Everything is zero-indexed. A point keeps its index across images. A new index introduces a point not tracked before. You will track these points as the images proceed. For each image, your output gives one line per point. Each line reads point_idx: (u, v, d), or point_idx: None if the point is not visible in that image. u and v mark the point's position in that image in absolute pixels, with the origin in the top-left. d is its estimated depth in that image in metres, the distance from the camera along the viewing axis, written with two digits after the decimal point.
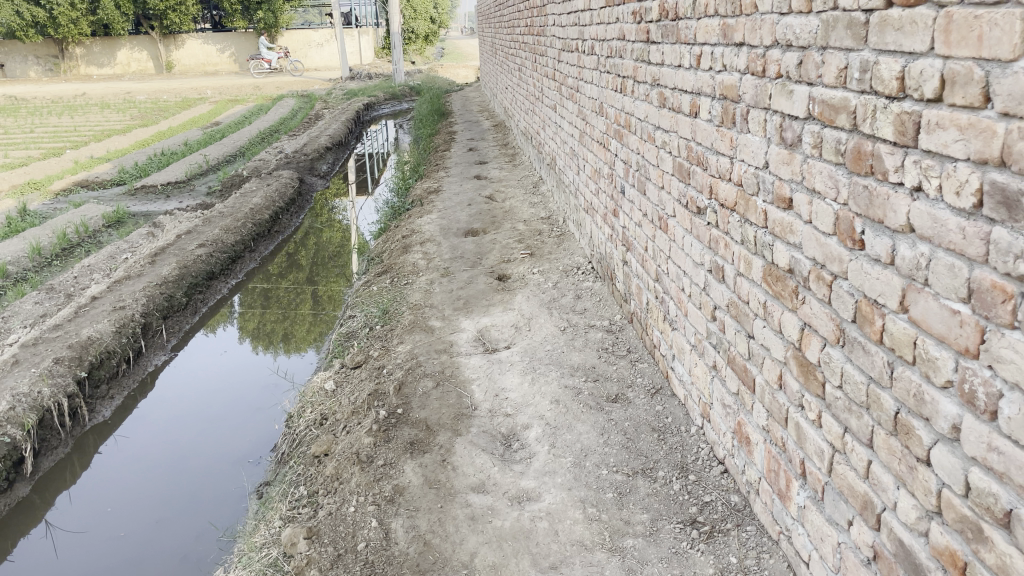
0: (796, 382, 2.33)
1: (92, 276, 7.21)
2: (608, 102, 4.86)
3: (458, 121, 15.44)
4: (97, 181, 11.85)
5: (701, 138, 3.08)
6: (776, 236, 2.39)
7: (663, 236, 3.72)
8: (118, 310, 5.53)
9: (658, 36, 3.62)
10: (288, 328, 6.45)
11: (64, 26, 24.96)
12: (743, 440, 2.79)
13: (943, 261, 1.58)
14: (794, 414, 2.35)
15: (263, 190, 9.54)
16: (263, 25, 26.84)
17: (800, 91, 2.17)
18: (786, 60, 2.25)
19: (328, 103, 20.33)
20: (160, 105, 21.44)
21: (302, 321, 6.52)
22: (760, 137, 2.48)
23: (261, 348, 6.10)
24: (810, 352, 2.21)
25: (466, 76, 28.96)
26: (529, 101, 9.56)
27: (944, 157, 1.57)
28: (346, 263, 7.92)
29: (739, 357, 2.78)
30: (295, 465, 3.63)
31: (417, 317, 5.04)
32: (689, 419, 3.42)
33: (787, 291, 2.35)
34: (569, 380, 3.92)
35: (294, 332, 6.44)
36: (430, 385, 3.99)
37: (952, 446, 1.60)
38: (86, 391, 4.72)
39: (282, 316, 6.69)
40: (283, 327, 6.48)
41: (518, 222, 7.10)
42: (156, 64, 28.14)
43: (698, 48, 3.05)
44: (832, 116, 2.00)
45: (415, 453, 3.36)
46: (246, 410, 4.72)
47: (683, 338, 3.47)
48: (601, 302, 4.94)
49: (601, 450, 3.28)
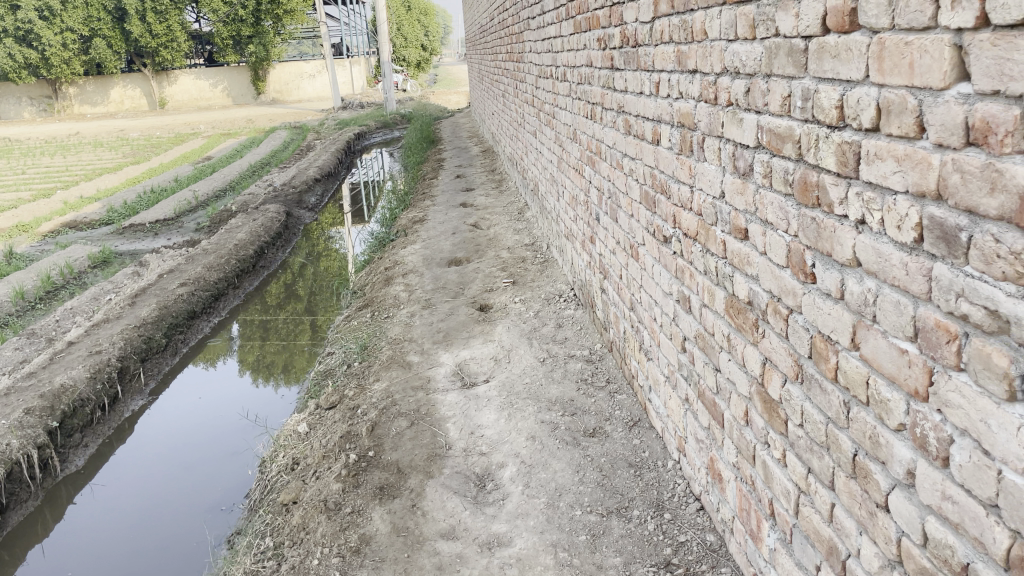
0: (760, 419, 2.25)
1: (74, 319, 7.15)
2: (580, 129, 4.81)
3: (448, 148, 15.44)
4: (86, 221, 11.83)
5: (663, 165, 3.01)
6: (735, 267, 2.31)
7: (635, 264, 3.65)
8: (93, 355, 5.46)
9: (622, 62, 3.57)
10: (289, 359, 6.47)
11: (56, 66, 25.12)
12: (716, 476, 2.69)
13: (890, 297, 1.50)
14: (760, 451, 2.26)
15: (249, 225, 9.50)
16: (254, 59, 27.01)
17: (749, 119, 2.11)
18: (735, 87, 2.19)
19: (319, 134, 20.37)
20: (152, 141, 21.51)
21: (300, 352, 6.52)
22: (716, 166, 2.41)
23: (262, 379, 6.16)
24: (772, 388, 2.13)
25: (458, 102, 29.12)
26: (512, 127, 9.55)
27: (884, 189, 1.49)
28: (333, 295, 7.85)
29: (708, 390, 2.69)
30: (265, 514, 3.54)
31: (396, 352, 4.96)
32: (666, 452, 3.33)
33: (748, 324, 2.27)
34: (546, 414, 3.83)
35: (293, 361, 6.46)
36: (404, 424, 3.90)
37: (909, 493, 1.52)
38: (58, 440, 4.63)
39: (282, 346, 6.75)
40: (283, 359, 6.50)
41: (502, 250, 7.04)
42: (149, 100, 28.27)
43: (656, 75, 3.00)
44: (779, 145, 1.93)
45: (384, 498, 3.26)
46: (220, 455, 4.63)
47: (658, 369, 3.39)
48: (582, 331, 4.86)
49: (576, 488, 3.19)
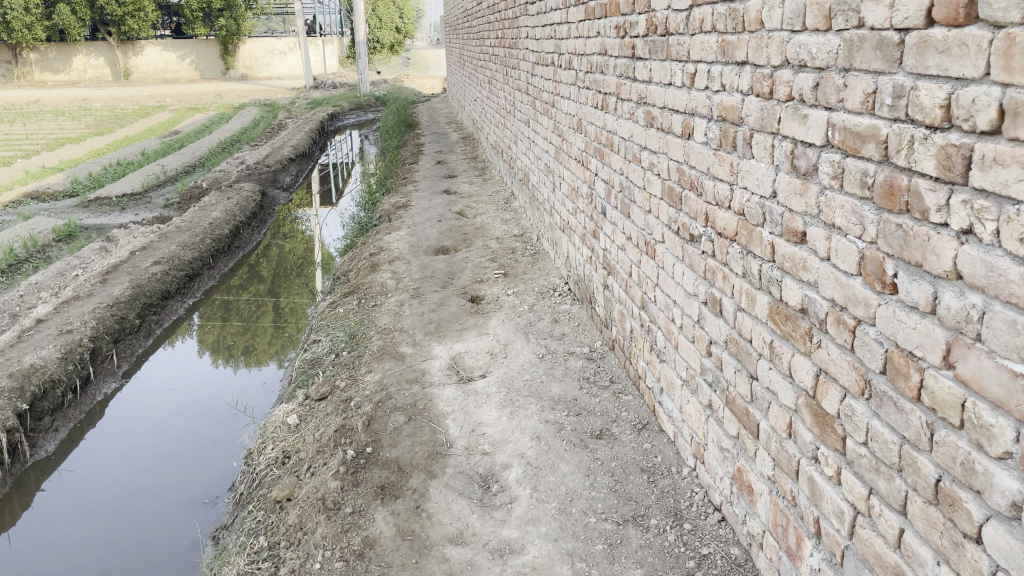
0: (808, 432, 2.14)
1: (39, 295, 6.83)
2: (587, 119, 4.66)
3: (426, 133, 15.17)
4: (49, 193, 11.37)
5: (694, 161, 2.88)
6: (785, 271, 2.20)
7: (650, 262, 3.52)
8: (64, 334, 5.18)
9: (645, 51, 3.43)
10: (250, 341, 6.33)
11: (17, 31, 24.19)
12: (744, 488, 2.58)
13: (1003, 315, 1.39)
14: (806, 467, 2.15)
15: (223, 203, 9.20)
16: (225, 33, 26.35)
17: (816, 115, 1.98)
18: (799, 81, 2.06)
19: (291, 113, 19.93)
20: (117, 113, 20.84)
21: (265, 334, 6.40)
22: (767, 164, 2.28)
23: (222, 360, 5.98)
24: (828, 402, 2.02)
25: (433, 87, 28.78)
26: (499, 115, 9.37)
27: (1003, 198, 1.39)
28: (309, 277, 7.68)
29: (740, 398, 2.58)
30: (255, 511, 3.35)
31: (386, 343, 4.78)
32: (680, 458, 3.21)
33: (799, 332, 2.15)
34: (550, 414, 3.69)
35: (255, 344, 6.33)
36: (402, 419, 3.74)
37: (1010, 525, 1.41)
38: (27, 424, 4.37)
39: (244, 328, 6.62)
40: (245, 340, 6.36)
41: (490, 240, 6.86)
42: (113, 70, 27.43)
43: (692, 65, 2.86)
44: (856, 145, 1.81)
45: (386, 498, 3.10)
46: (201, 445, 4.42)
47: (673, 372, 3.26)
48: (580, 327, 4.73)
49: (587, 494, 3.06)
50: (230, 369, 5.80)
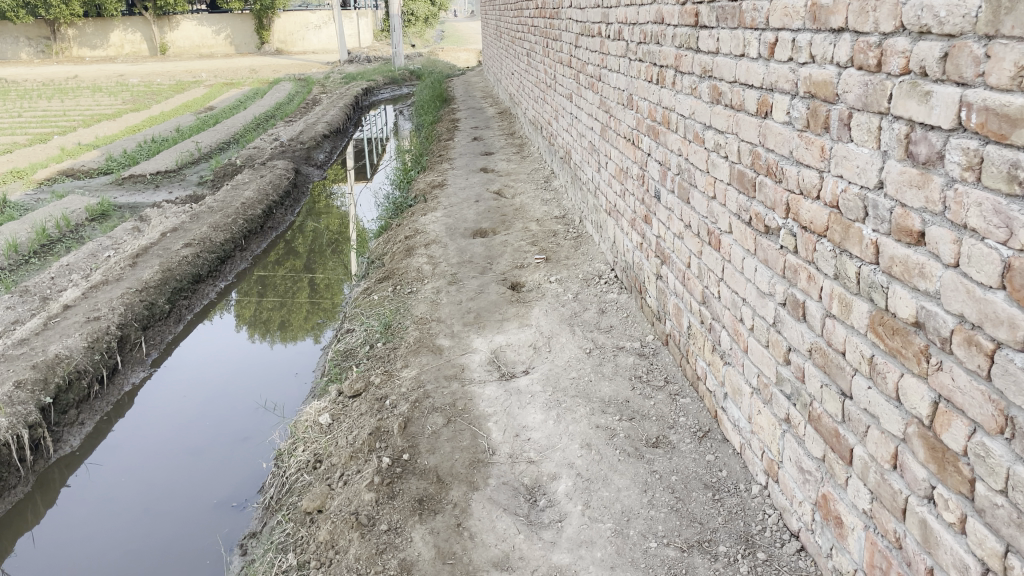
0: (922, 468, 1.81)
1: (70, 277, 6.70)
2: (639, 94, 4.32)
3: (462, 107, 14.83)
4: (84, 170, 11.28)
5: (772, 143, 2.54)
6: (894, 277, 1.87)
7: (714, 254, 3.19)
8: (91, 321, 5.00)
9: (712, 19, 3.07)
10: (286, 317, 6.33)
11: (55, 6, 24.24)
12: (832, 519, 2.27)
13: None
14: (917, 508, 1.83)
15: (256, 181, 9.00)
16: (260, 7, 26.15)
17: (944, 93, 1.64)
18: (919, 51, 1.72)
19: (326, 87, 19.68)
20: (154, 88, 20.77)
21: (300, 309, 6.39)
22: (870, 149, 1.95)
23: (258, 335, 6.04)
24: (950, 436, 1.70)
25: (467, 60, 28.45)
26: (538, 89, 9.00)
27: None
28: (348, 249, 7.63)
29: (828, 418, 2.26)
30: (285, 522, 3.13)
31: (423, 334, 4.52)
32: (748, 474, 2.91)
33: (911, 350, 1.82)
34: (600, 418, 3.40)
35: (291, 319, 6.33)
36: (440, 422, 3.48)
37: None
38: (51, 418, 4.20)
39: (280, 303, 6.57)
40: (280, 316, 6.36)
41: (530, 222, 6.55)
42: (150, 46, 27.39)
43: (771, 34, 2.51)
44: (1003, 130, 1.49)
45: (424, 514, 2.85)
46: (228, 443, 4.20)
47: (741, 377, 2.94)
48: (629, 319, 4.41)
49: (645, 513, 2.77)
50: (266, 344, 5.89)
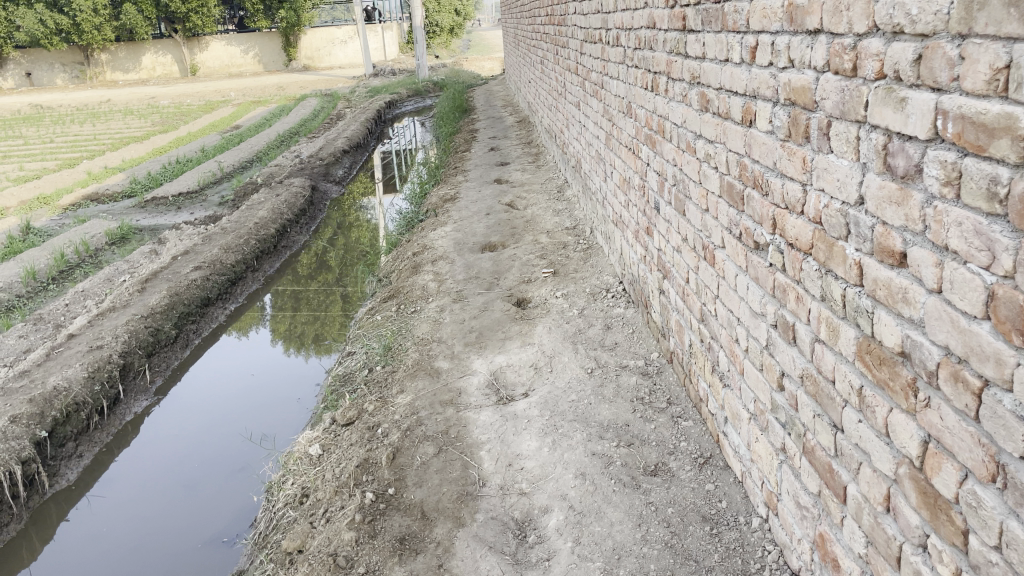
0: (914, 514, 1.63)
1: (84, 304, 6.70)
2: (637, 102, 4.16)
3: (482, 117, 14.71)
4: (108, 194, 11.39)
5: (758, 154, 2.37)
6: (879, 302, 1.69)
7: (709, 270, 3.02)
8: (93, 351, 4.97)
9: (697, 23, 2.91)
10: (321, 329, 6.29)
11: (88, 32, 24.73)
12: (830, 561, 2.09)
13: None
14: (911, 558, 1.65)
15: (273, 201, 8.98)
16: (286, 25, 26.42)
17: (919, 99, 1.47)
18: (893, 53, 1.55)
19: (350, 102, 19.75)
20: (183, 109, 21.02)
21: (333, 322, 6.34)
22: (850, 161, 1.77)
23: (294, 349, 6.05)
24: (941, 481, 1.51)
25: (491, 69, 28.43)
26: (552, 97, 8.83)
27: None
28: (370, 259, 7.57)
29: (821, 451, 2.08)
30: (266, 562, 3.04)
31: (422, 357, 4.39)
32: (749, 505, 2.73)
33: (898, 383, 1.64)
34: (597, 445, 3.23)
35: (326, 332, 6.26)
36: (431, 452, 3.35)
37: None
38: (46, 452, 4.16)
39: (313, 317, 6.60)
40: (315, 329, 6.34)
41: (540, 234, 6.39)
42: (181, 67, 27.81)
43: (752, 38, 2.34)
44: (981, 141, 1.31)
45: (404, 556, 2.74)
46: (223, 476, 4.11)
47: (738, 402, 2.77)
48: (634, 335, 4.24)
49: (638, 551, 2.60)
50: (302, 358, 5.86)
